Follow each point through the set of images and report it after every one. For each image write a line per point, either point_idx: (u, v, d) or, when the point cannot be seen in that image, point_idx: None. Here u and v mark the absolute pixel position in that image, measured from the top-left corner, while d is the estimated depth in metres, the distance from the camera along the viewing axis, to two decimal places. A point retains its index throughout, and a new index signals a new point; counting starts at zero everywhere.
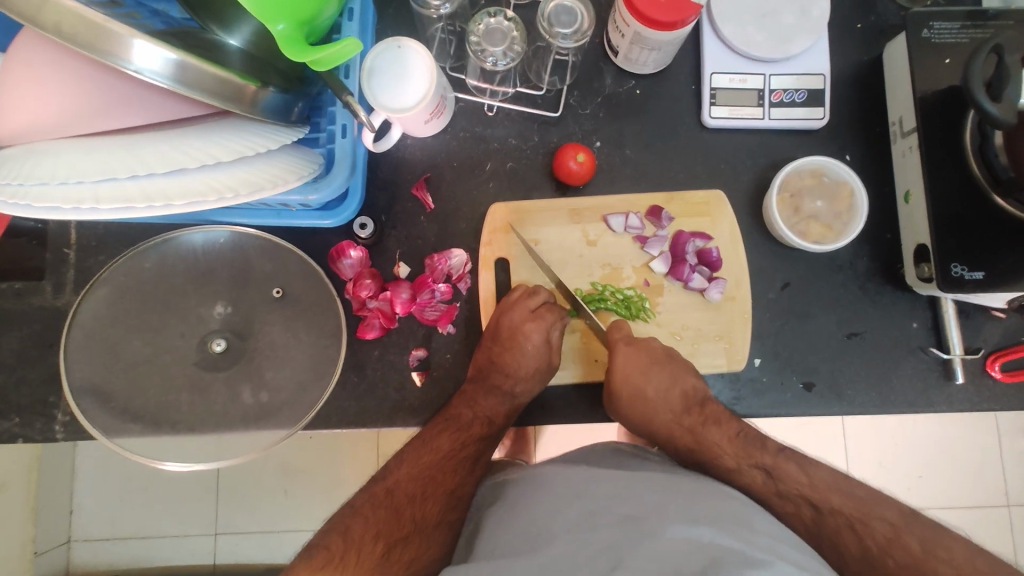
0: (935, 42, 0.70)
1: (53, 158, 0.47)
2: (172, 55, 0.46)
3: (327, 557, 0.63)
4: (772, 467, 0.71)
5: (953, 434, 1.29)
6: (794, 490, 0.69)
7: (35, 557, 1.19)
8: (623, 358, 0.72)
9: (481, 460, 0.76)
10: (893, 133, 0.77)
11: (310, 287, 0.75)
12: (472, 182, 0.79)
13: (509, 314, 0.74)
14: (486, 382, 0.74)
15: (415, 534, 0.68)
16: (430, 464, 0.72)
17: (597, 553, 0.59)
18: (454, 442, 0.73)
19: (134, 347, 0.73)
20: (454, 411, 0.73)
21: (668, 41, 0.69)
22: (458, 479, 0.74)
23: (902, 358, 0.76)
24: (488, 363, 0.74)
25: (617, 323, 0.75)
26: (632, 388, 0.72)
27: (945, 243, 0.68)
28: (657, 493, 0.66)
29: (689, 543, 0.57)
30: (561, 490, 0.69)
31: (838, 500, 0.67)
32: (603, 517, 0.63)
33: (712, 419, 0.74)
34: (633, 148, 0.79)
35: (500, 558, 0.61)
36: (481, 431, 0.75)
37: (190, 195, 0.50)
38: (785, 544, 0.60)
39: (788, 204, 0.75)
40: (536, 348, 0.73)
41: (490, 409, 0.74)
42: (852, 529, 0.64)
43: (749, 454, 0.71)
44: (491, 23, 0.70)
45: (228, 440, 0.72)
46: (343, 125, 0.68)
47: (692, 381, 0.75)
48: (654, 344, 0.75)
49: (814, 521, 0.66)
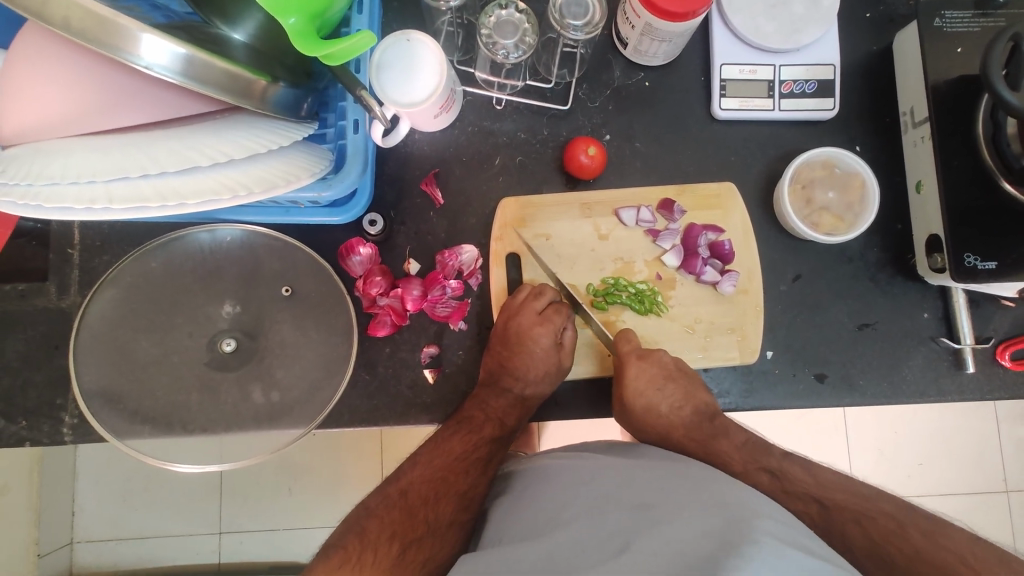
0: (947, 31, 0.70)
1: (64, 158, 0.47)
2: (181, 49, 0.45)
3: (342, 559, 0.62)
4: (777, 470, 0.70)
5: (953, 423, 1.30)
6: (801, 489, 0.67)
7: (38, 559, 1.18)
8: (636, 374, 0.72)
9: (494, 460, 0.75)
10: (904, 124, 0.77)
11: (320, 285, 0.74)
12: (482, 177, 0.78)
13: (518, 318, 0.73)
14: (496, 385, 0.73)
15: (429, 534, 0.67)
16: (444, 465, 0.72)
17: (606, 537, 0.58)
18: (467, 443, 0.72)
19: (141, 347, 0.72)
20: (467, 413, 0.73)
21: (679, 33, 0.68)
22: (470, 481, 0.72)
23: (914, 348, 0.76)
24: (498, 367, 0.73)
25: (626, 334, 0.75)
26: (645, 400, 0.72)
27: (958, 233, 0.68)
28: (665, 480, 0.64)
29: (702, 529, 0.55)
30: (568, 478, 0.68)
31: (842, 496, 0.66)
32: (613, 503, 0.62)
33: (723, 430, 0.73)
34: (643, 140, 0.79)
35: (508, 547, 0.61)
36: (492, 433, 0.74)
37: (203, 193, 0.49)
38: (794, 527, 0.58)
39: (799, 195, 0.75)
40: (545, 351, 0.73)
41: (502, 411, 0.74)
42: (858, 522, 0.63)
43: (754, 459, 0.71)
44: (502, 14, 0.69)
45: (240, 441, 0.71)
46: (355, 120, 0.67)
47: (703, 396, 0.75)
48: (664, 357, 0.74)
49: (822, 516, 0.65)
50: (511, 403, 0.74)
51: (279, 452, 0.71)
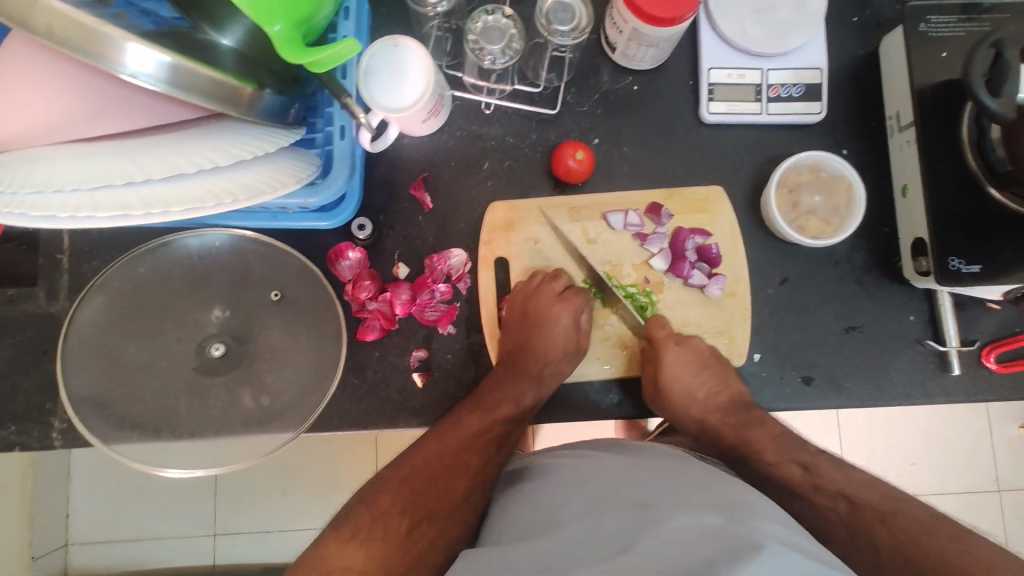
0: (931, 36, 0.70)
1: (49, 165, 0.47)
2: (166, 57, 0.45)
3: (353, 530, 0.63)
4: (810, 464, 0.72)
5: (945, 423, 1.31)
6: (831, 486, 0.69)
7: (32, 561, 1.18)
8: (673, 359, 0.73)
9: (509, 439, 0.74)
10: (890, 127, 0.78)
11: (309, 289, 0.74)
12: (471, 181, 0.78)
13: (535, 300, 0.76)
14: (513, 365, 0.74)
15: (438, 513, 0.66)
16: (458, 444, 0.70)
17: (607, 537, 0.58)
18: (482, 423, 0.71)
19: (130, 352, 0.73)
20: (483, 392, 0.72)
21: (666, 37, 0.68)
22: (483, 460, 0.71)
23: (900, 351, 0.77)
24: (517, 349, 0.75)
25: (658, 320, 0.76)
26: (681, 385, 0.74)
27: (943, 237, 0.68)
28: (662, 480, 0.65)
29: (699, 531, 0.56)
30: (567, 477, 0.68)
31: (872, 496, 0.67)
32: (612, 503, 0.62)
33: (757, 420, 0.74)
34: (630, 144, 0.79)
35: (507, 545, 0.61)
36: (510, 413, 0.73)
37: (189, 201, 0.49)
38: (791, 529, 0.59)
39: (786, 199, 0.76)
40: (564, 330, 0.75)
41: (520, 390, 0.73)
42: (884, 521, 0.64)
43: (790, 452, 0.73)
44: (488, 20, 0.69)
45: (229, 445, 0.71)
46: (342, 126, 0.68)
47: (738, 385, 0.75)
48: (700, 345, 0.76)
49: (850, 513, 0.66)
50: (523, 383, 0.74)
51: (269, 456, 0.71)
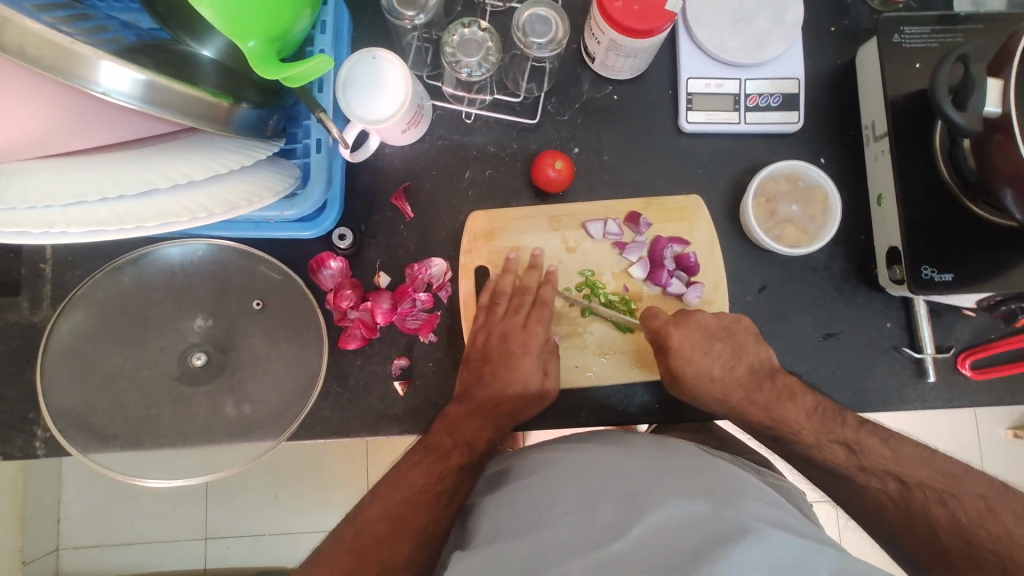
0: (905, 47, 0.71)
1: (23, 180, 0.47)
2: (141, 75, 0.45)
3: None
4: (854, 442, 0.71)
5: (930, 427, 1.32)
6: (878, 465, 0.71)
7: (24, 566, 1.18)
8: (680, 339, 0.72)
9: (461, 491, 0.71)
10: (866, 137, 0.78)
11: (291, 299, 0.75)
12: (452, 190, 0.79)
13: (493, 332, 0.75)
14: (464, 404, 0.73)
15: None
16: (403, 499, 0.68)
17: (601, 528, 0.55)
18: (428, 474, 0.70)
19: (113, 361, 0.73)
20: (432, 439, 0.72)
21: (644, 48, 0.69)
22: (432, 515, 0.67)
23: (877, 358, 0.78)
24: (474, 382, 0.73)
25: (653, 312, 0.75)
26: (695, 365, 0.72)
27: (914, 246, 0.69)
28: (653, 469, 0.63)
29: (690, 520, 0.54)
30: (560, 470, 0.64)
31: (922, 472, 0.70)
32: (603, 493, 0.59)
33: (787, 392, 0.73)
34: (611, 153, 0.80)
35: (500, 544, 0.57)
36: (459, 461, 0.72)
37: (163, 216, 0.50)
38: (782, 511, 0.61)
39: (763, 208, 0.76)
40: (526, 365, 0.74)
41: (470, 434, 0.72)
42: (943, 502, 0.67)
43: (829, 432, 0.72)
44: (465, 32, 0.70)
45: (211, 454, 0.72)
46: (319, 139, 0.68)
47: (754, 354, 0.74)
48: (704, 318, 0.75)
49: (901, 494, 0.69)
50: (472, 424, 0.72)
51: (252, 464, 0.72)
